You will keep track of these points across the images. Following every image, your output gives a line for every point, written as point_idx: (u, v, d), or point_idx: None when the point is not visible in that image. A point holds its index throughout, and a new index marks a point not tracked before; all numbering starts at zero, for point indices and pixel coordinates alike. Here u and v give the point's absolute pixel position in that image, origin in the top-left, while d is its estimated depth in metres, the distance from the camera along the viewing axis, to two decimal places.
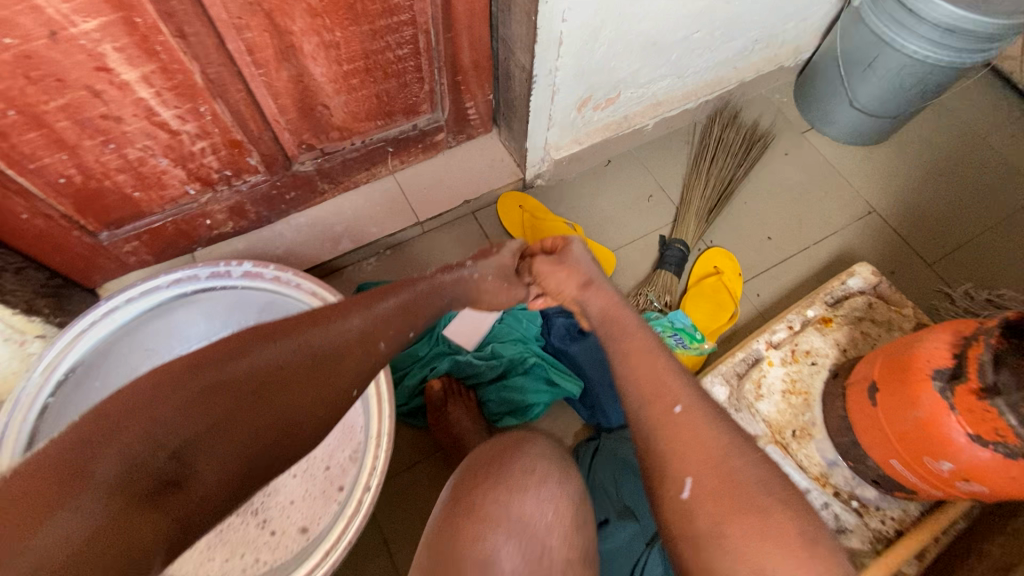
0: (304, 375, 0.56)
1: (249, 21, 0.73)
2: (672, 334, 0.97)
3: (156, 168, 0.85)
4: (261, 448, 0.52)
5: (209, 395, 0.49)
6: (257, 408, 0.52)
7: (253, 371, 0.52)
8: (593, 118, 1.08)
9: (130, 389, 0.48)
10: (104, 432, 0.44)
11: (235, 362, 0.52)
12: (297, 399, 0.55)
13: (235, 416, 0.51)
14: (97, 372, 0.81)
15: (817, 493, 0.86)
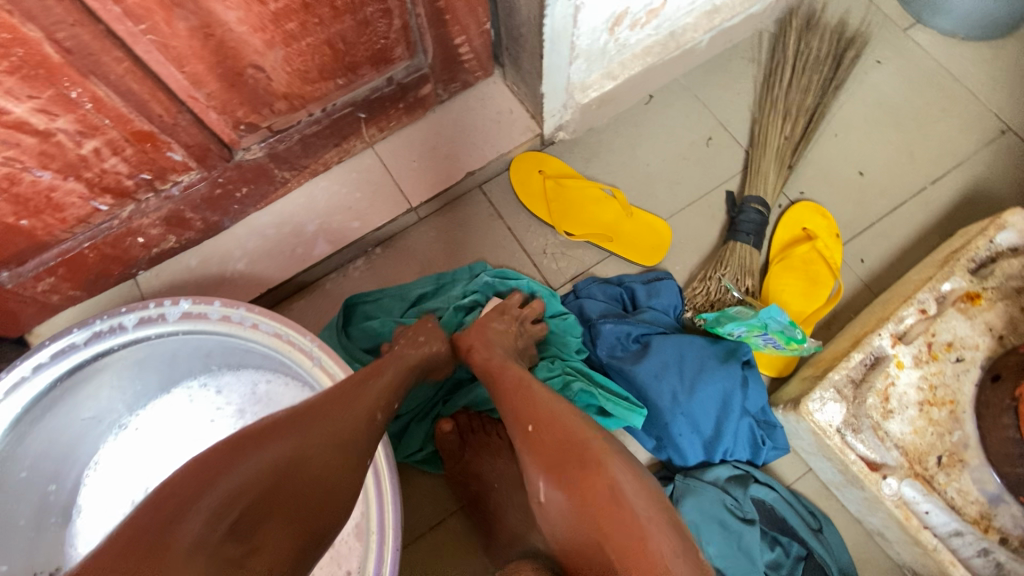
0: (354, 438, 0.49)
1: None
2: (759, 334, 0.72)
3: (39, 184, 0.61)
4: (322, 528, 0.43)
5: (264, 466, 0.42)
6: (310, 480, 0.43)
7: (298, 439, 0.45)
8: (630, 41, 0.78)
9: (180, 472, 0.40)
10: (161, 515, 0.36)
11: (286, 428, 0.45)
12: (349, 466, 0.47)
13: (290, 489, 0.42)
14: (21, 461, 0.64)
15: (974, 538, 0.64)
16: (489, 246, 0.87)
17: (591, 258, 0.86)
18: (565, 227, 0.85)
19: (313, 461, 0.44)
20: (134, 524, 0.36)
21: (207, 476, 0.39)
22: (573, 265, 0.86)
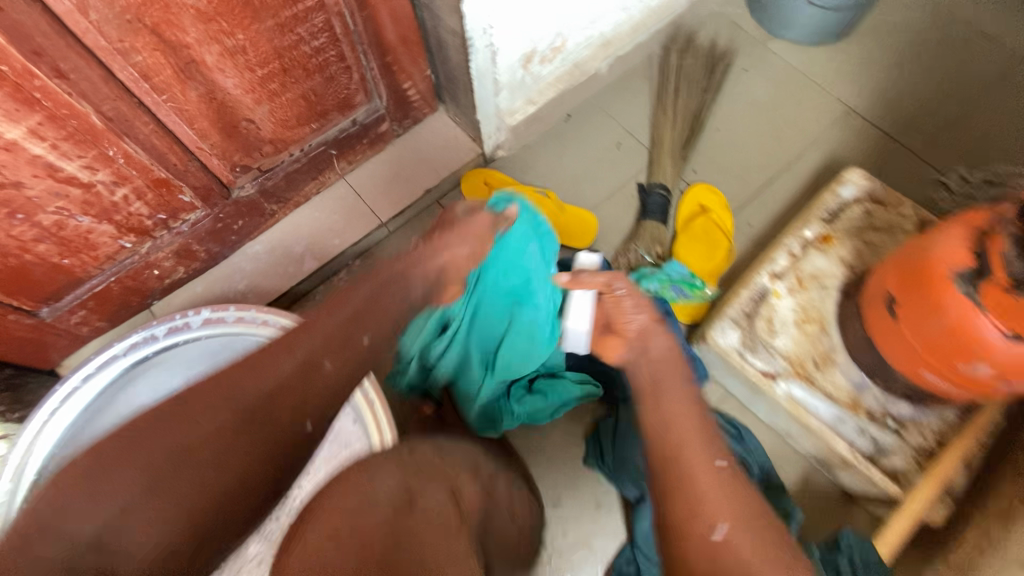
0: (248, 424, 0.55)
1: (135, 42, 0.63)
2: (671, 287, 0.92)
3: (79, 228, 0.76)
4: (212, 505, 0.53)
5: (160, 452, 0.51)
6: (217, 450, 0.53)
7: (189, 434, 0.52)
8: (542, 73, 1.00)
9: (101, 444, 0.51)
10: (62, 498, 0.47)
11: (185, 410, 0.53)
12: (242, 453, 0.54)
13: (175, 475, 0.51)
14: None
15: (851, 420, 0.82)
16: None
17: None
18: None
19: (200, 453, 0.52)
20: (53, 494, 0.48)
21: (114, 452, 0.50)
22: None
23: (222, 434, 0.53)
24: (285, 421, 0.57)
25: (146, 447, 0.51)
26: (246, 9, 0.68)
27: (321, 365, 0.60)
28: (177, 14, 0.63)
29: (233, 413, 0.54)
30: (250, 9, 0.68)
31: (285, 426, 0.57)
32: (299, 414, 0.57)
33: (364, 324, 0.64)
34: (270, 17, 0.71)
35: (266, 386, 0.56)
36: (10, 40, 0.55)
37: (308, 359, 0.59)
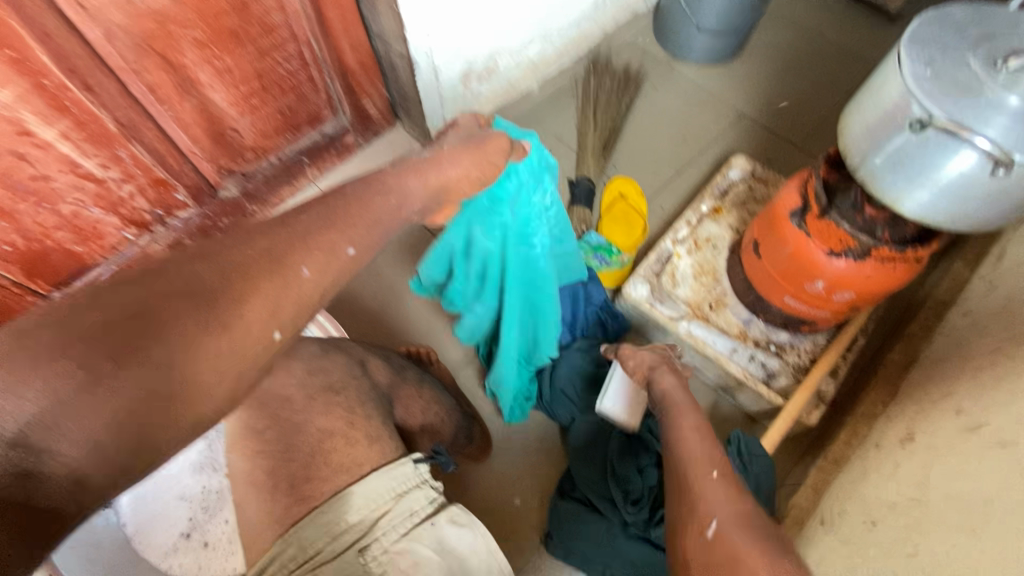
0: (228, 295, 0.52)
1: (144, 63, 0.81)
2: (593, 254, 1.11)
3: (91, 219, 0.92)
4: (139, 415, 0.45)
5: (89, 330, 0.45)
6: (183, 327, 0.48)
7: (140, 303, 0.48)
8: (480, 91, 1.24)
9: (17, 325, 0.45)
10: None
11: (158, 278, 0.50)
12: (203, 347, 0.49)
13: (104, 374, 0.44)
14: None
15: (742, 348, 1.00)
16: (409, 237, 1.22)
17: None
18: None
19: (166, 321, 0.48)
20: None
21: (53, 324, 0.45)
22: None
23: (185, 310, 0.49)
24: (240, 329, 0.51)
25: (93, 323, 0.46)
26: (232, 38, 0.87)
27: (301, 275, 0.56)
28: (179, 41, 0.81)
29: (195, 309, 0.49)
30: (236, 38, 0.87)
31: (253, 335, 0.52)
32: (265, 326, 0.53)
33: (348, 234, 0.60)
34: (252, 45, 0.90)
35: (250, 267, 0.54)
36: (53, 60, 0.72)
37: (296, 249, 0.56)
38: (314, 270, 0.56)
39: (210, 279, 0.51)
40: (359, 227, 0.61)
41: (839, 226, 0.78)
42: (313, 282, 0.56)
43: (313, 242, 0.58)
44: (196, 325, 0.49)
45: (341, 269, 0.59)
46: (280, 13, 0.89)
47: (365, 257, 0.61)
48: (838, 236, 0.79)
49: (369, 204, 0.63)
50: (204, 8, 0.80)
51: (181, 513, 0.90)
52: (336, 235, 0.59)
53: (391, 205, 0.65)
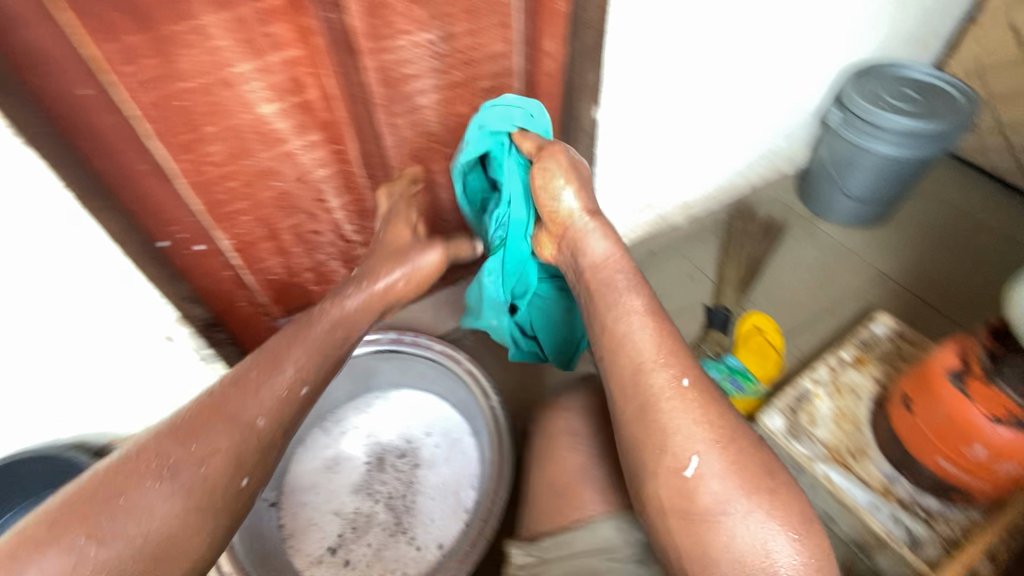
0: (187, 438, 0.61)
1: (409, 166, 1.11)
2: (729, 377, 1.15)
3: (329, 267, 1.18)
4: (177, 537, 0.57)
5: (84, 488, 0.56)
6: (160, 471, 0.58)
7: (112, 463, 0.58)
8: (637, 218, 1.40)
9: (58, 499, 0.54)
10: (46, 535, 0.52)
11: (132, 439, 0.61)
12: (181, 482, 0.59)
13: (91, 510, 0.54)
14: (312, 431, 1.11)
15: (884, 505, 0.97)
16: None
17: None
18: None
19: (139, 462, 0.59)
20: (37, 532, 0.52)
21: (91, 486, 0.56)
22: None
23: (166, 457, 0.59)
24: (251, 444, 0.64)
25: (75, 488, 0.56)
26: None
27: (257, 424, 0.65)
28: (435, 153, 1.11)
29: (186, 438, 0.61)
30: None
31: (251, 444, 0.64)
32: (238, 471, 0.62)
33: (304, 370, 0.71)
34: None
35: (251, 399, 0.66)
36: (357, 154, 1.03)
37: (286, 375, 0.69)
38: (269, 417, 0.66)
39: (208, 413, 0.63)
40: (317, 364, 0.73)
41: (1006, 393, 0.80)
42: (269, 426, 0.65)
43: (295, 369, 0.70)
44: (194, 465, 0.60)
45: (295, 406, 0.69)
46: None
47: (318, 397, 0.72)
48: (1003, 403, 0.80)
49: (326, 352, 0.75)
50: (458, 133, 1.11)
51: (333, 528, 1.02)
52: (287, 373, 0.70)
53: (329, 347, 0.75)
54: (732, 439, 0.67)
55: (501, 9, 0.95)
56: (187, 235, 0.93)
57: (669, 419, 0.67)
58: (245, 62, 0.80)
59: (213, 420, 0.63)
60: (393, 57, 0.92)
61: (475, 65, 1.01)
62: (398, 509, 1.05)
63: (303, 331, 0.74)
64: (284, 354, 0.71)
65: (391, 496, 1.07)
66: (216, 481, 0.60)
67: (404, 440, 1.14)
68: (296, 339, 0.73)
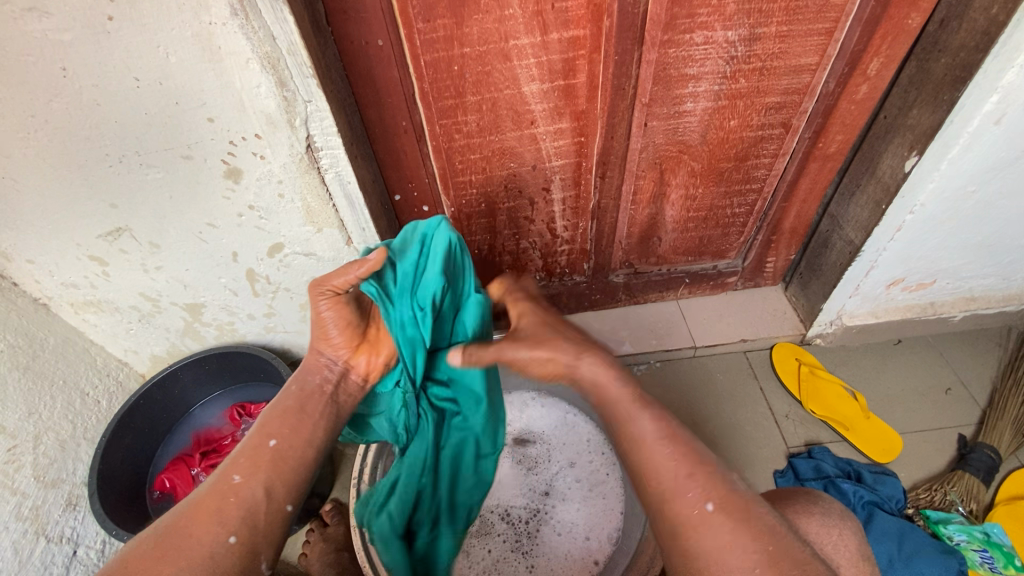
0: (254, 434, 0.62)
1: (647, 174, 0.98)
2: (976, 551, 0.90)
3: (527, 258, 1.12)
4: (280, 475, 0.59)
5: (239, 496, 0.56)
6: (251, 456, 0.59)
7: (210, 490, 0.57)
8: (897, 297, 1.10)
9: (140, 547, 0.52)
10: (209, 510, 0.55)
11: (226, 461, 0.60)
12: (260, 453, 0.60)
13: (211, 500, 0.56)
14: None
15: None
16: (745, 394, 1.16)
17: (826, 435, 1.09)
18: (810, 405, 1.12)
19: (242, 455, 0.60)
20: (232, 505, 0.55)
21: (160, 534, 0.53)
22: (810, 433, 1.10)
23: (243, 445, 0.61)
24: (257, 504, 0.56)
25: (142, 546, 0.52)
26: (718, 179, 1.00)
27: (233, 483, 0.57)
28: (681, 166, 0.97)
29: (254, 439, 0.61)
30: (720, 180, 1.00)
31: (298, 410, 0.65)
32: (224, 526, 0.54)
33: (271, 430, 0.62)
34: (725, 186, 1.01)
35: (284, 401, 0.65)
36: (599, 152, 0.92)
37: (297, 387, 0.67)
38: (247, 473, 0.58)
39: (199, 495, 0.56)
40: (288, 424, 0.63)
41: None
42: (247, 483, 0.57)
43: (294, 386, 0.67)
44: (210, 540, 0.53)
45: (271, 463, 0.59)
46: (764, 169, 0.98)
47: (300, 446, 0.62)
48: None
49: (307, 416, 0.65)
50: (717, 150, 0.94)
51: None
52: (258, 436, 0.61)
53: (304, 399, 0.66)
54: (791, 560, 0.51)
55: (830, 13, 0.75)
56: (418, 194, 0.94)
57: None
58: (528, 36, 0.74)
59: (206, 513, 0.54)
60: (678, 51, 0.79)
61: (770, 76, 0.83)
62: (521, 532, 0.85)
63: (286, 398, 0.66)
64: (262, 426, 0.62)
65: (515, 514, 0.86)
66: (289, 452, 0.61)
67: (545, 454, 0.92)
68: (286, 409, 0.64)
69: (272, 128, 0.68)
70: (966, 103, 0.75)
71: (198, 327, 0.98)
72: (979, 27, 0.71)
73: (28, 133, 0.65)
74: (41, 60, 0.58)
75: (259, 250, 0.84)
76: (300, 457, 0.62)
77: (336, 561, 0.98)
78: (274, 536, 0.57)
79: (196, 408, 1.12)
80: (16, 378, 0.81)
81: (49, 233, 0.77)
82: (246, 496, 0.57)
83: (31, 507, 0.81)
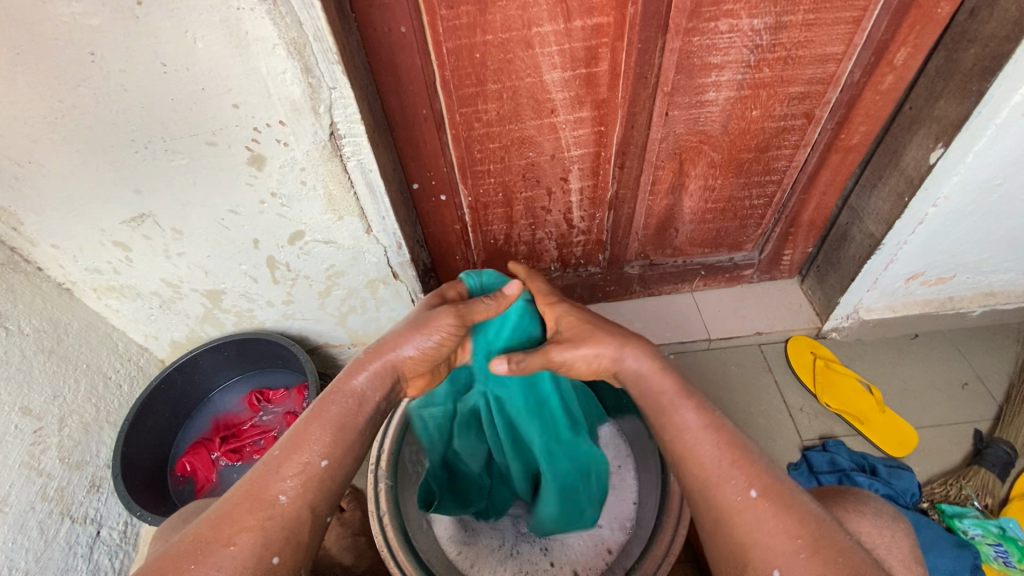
0: (293, 444, 0.59)
1: (666, 164, 0.97)
2: (993, 544, 0.91)
3: (543, 249, 1.12)
4: (320, 495, 0.57)
5: (276, 517, 0.55)
6: (294, 470, 0.57)
7: (253, 505, 0.55)
8: (915, 292, 1.10)
9: (181, 556, 0.52)
10: (249, 529, 0.54)
11: (267, 473, 0.57)
12: (300, 469, 0.57)
13: (246, 515, 0.54)
14: None
15: None
16: (760, 387, 1.16)
17: (841, 428, 1.09)
18: (825, 398, 1.12)
19: (283, 468, 0.57)
20: (274, 528, 0.54)
21: (201, 549, 0.52)
22: (824, 427, 1.10)
23: (281, 455, 0.58)
24: (301, 523, 0.56)
25: (186, 553, 0.52)
26: (737, 170, 0.99)
27: (278, 500, 0.56)
28: (701, 157, 0.96)
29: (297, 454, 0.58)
30: (740, 171, 0.99)
31: (338, 427, 0.61)
32: (268, 546, 0.53)
33: (318, 446, 0.59)
34: (744, 178, 1.01)
35: (330, 411, 0.62)
36: (619, 141, 0.91)
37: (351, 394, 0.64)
38: (294, 493, 0.56)
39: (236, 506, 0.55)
40: (337, 441, 0.60)
41: None
42: (294, 504, 0.55)
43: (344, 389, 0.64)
44: (251, 562, 0.52)
45: (317, 482, 0.58)
46: (785, 160, 0.98)
47: (345, 462, 0.60)
48: None
49: (346, 428, 0.61)
50: (738, 140, 0.93)
51: None
52: (303, 453, 0.58)
53: (348, 416, 0.62)
54: (817, 551, 0.52)
55: (858, 2, 0.74)
56: (436, 182, 0.94)
57: (745, 534, 0.54)
58: (551, 23, 0.73)
59: (249, 528, 0.53)
60: (702, 40, 0.78)
61: (795, 65, 0.82)
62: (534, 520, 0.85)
63: (330, 408, 0.62)
64: (304, 433, 0.59)
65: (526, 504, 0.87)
66: (331, 471, 0.59)
67: None
68: (327, 417, 0.61)
69: (297, 115, 0.69)
70: (995, 94, 0.74)
71: (217, 313, 0.99)
72: (1011, 17, 0.69)
73: (56, 119, 0.65)
74: (70, 45, 0.58)
75: (280, 238, 0.85)
76: (337, 474, 0.59)
77: (354, 544, 1.00)
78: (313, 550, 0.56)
79: (215, 393, 1.13)
80: (41, 361, 0.82)
81: (74, 218, 0.78)
82: (286, 515, 0.55)
83: (57, 488, 0.82)
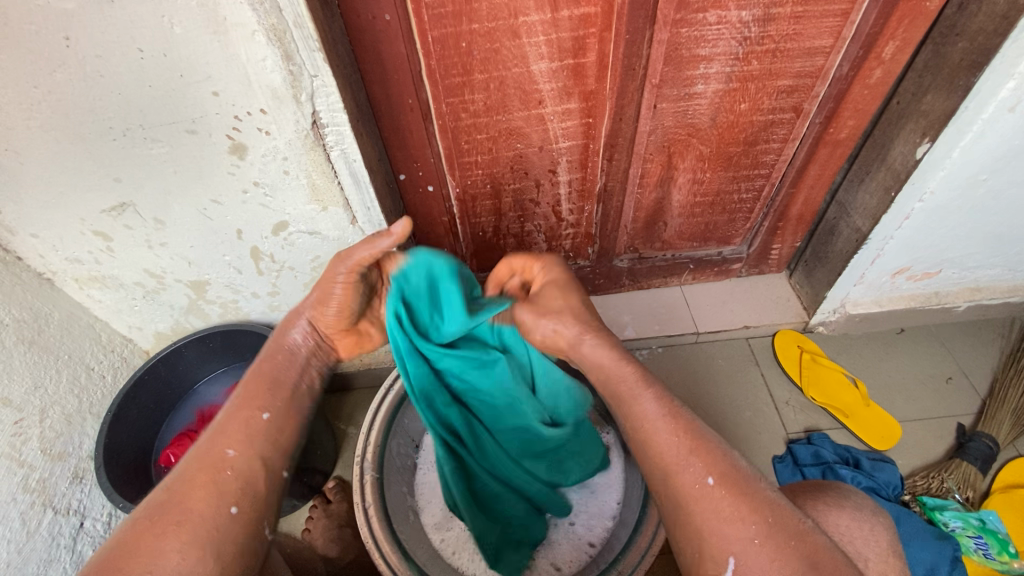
0: (237, 404, 0.62)
1: (655, 157, 0.97)
2: (973, 536, 0.92)
3: (531, 241, 1.12)
4: (271, 447, 0.61)
5: (230, 473, 0.57)
6: (240, 428, 0.60)
7: (203, 465, 0.57)
8: (901, 286, 1.10)
9: (134, 525, 0.54)
10: (204, 488, 0.56)
11: (215, 436, 0.60)
12: (246, 426, 0.61)
13: (198, 476, 0.57)
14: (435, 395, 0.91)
15: None
16: (746, 381, 1.16)
17: (826, 422, 1.10)
18: (810, 392, 1.13)
19: (229, 429, 0.60)
20: (230, 479, 0.57)
21: (154, 513, 0.54)
22: (809, 420, 1.11)
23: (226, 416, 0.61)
24: (254, 476, 0.58)
25: (142, 521, 0.54)
26: (726, 163, 0.99)
27: (227, 456, 0.58)
28: (689, 150, 0.96)
29: (242, 413, 0.61)
30: (728, 164, 0.99)
31: (279, 385, 0.65)
32: (224, 500, 0.56)
33: (260, 401, 0.63)
34: (733, 171, 1.00)
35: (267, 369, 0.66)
36: (607, 134, 0.91)
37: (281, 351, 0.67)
38: (241, 445, 0.59)
39: (187, 468, 0.57)
40: (276, 394, 0.64)
41: None
42: (242, 456, 0.58)
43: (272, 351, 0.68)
44: (212, 514, 0.55)
45: (265, 434, 0.61)
46: (773, 154, 0.97)
47: (288, 414, 0.64)
48: None
49: (286, 382, 0.66)
50: (726, 134, 0.93)
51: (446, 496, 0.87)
52: (247, 407, 0.62)
53: (281, 369, 0.66)
54: (796, 541, 0.52)
55: None
56: (423, 173, 0.93)
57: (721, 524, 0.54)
58: (538, 12, 0.72)
59: (202, 483, 0.56)
60: (691, 31, 0.77)
61: (783, 58, 0.82)
62: None
63: (264, 365, 0.66)
64: (246, 390, 0.63)
65: None
66: (278, 425, 0.62)
67: None
68: (263, 375, 0.65)
69: (278, 103, 0.68)
70: (982, 88, 0.74)
71: (202, 304, 0.98)
72: (998, 11, 0.69)
73: (31, 104, 0.64)
74: (44, 29, 0.57)
75: (263, 228, 0.84)
76: (284, 428, 0.63)
77: (340, 535, 1.00)
78: (273, 502, 0.59)
79: (201, 385, 1.12)
80: (21, 352, 0.81)
81: (53, 206, 0.76)
82: (241, 470, 0.58)
83: (39, 479, 0.82)
